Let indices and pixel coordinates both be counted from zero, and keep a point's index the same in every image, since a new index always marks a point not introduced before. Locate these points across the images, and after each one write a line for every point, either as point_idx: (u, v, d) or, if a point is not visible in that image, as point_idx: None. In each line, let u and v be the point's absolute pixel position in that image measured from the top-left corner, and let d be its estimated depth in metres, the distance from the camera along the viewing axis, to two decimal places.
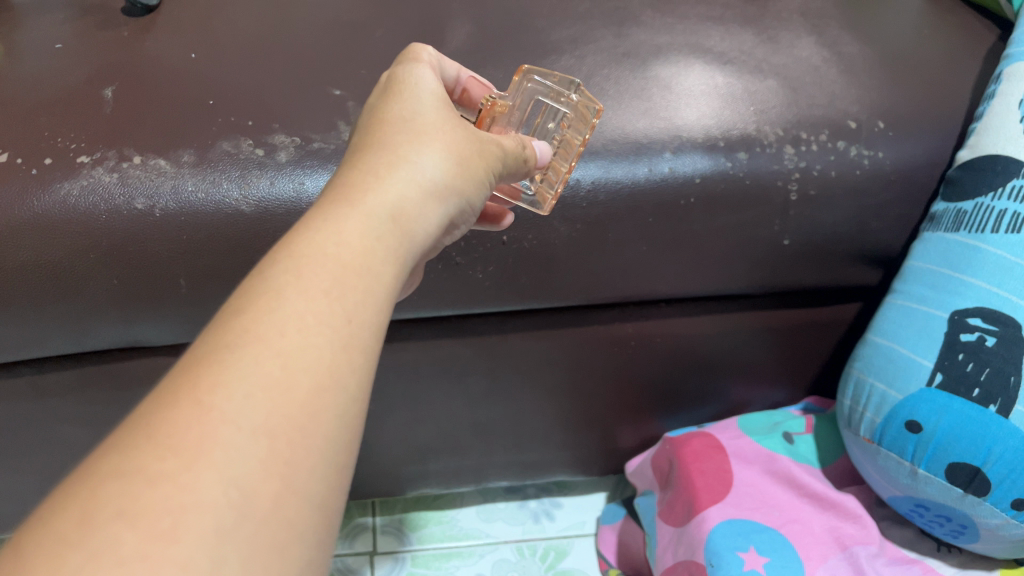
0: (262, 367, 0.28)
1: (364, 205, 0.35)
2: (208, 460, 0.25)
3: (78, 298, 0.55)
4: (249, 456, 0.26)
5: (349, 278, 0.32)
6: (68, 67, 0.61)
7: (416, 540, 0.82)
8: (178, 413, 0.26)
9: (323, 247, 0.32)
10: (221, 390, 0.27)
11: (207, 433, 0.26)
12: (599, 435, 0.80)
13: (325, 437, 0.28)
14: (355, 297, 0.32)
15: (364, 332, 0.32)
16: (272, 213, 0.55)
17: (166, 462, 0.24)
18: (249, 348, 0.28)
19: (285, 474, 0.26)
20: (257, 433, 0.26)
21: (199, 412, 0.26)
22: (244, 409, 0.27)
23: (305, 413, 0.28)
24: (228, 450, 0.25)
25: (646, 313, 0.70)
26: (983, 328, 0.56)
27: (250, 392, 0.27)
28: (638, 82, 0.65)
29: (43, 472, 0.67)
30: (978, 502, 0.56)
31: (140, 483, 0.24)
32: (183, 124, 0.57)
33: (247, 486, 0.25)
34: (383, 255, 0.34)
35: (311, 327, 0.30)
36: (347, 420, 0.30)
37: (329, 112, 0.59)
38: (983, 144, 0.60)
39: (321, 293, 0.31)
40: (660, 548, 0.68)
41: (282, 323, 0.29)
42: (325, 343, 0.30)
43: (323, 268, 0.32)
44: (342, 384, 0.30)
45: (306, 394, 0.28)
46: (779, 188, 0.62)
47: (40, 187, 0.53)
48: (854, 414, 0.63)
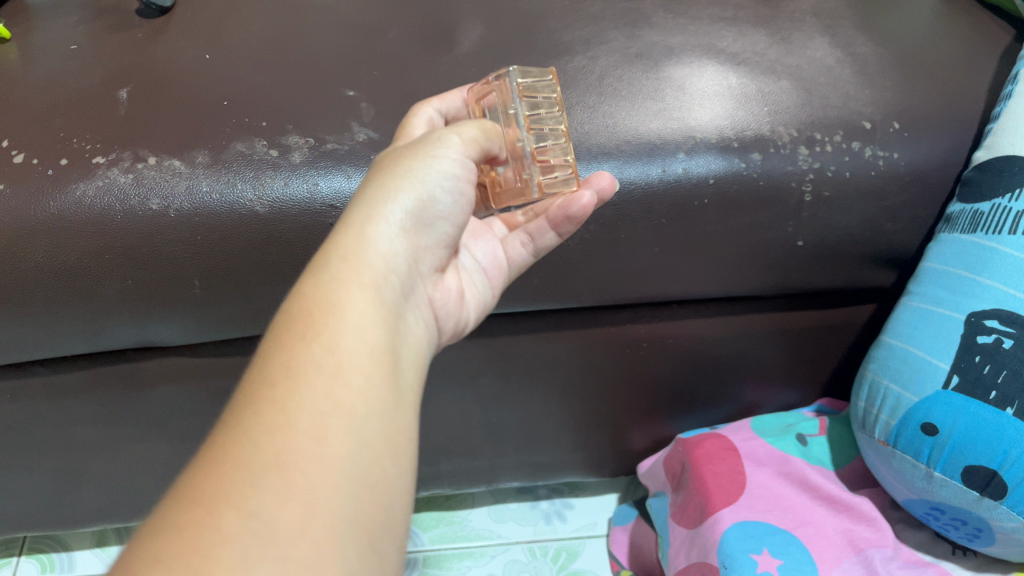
0: (266, 419, 0.32)
1: (335, 254, 0.39)
2: (227, 505, 0.29)
3: (93, 298, 0.55)
4: (262, 492, 0.30)
5: (326, 319, 0.36)
6: (83, 69, 0.61)
7: (428, 541, 0.82)
8: (198, 476, 0.30)
9: (305, 303, 0.36)
10: (233, 446, 0.31)
11: (225, 483, 0.30)
12: (611, 436, 0.80)
13: (335, 460, 0.32)
14: (337, 332, 0.35)
15: (355, 359, 0.35)
16: (286, 214, 0.55)
17: (191, 513, 0.29)
18: (251, 410, 0.32)
19: (304, 500, 0.30)
20: (268, 471, 0.30)
21: (215, 468, 0.30)
22: (253, 454, 0.31)
23: (311, 443, 0.31)
24: (244, 492, 0.29)
25: (658, 314, 0.70)
26: (999, 330, 0.56)
27: (257, 441, 0.31)
28: (652, 83, 0.65)
29: (57, 472, 0.68)
30: (994, 506, 0.56)
31: (172, 534, 0.28)
32: (197, 125, 0.57)
33: (266, 516, 0.29)
34: (360, 290, 0.38)
35: (297, 371, 0.34)
36: (356, 439, 0.33)
37: (342, 113, 0.59)
38: (1000, 145, 0.60)
39: (307, 342, 0.35)
40: (672, 551, 0.68)
41: (276, 378, 0.33)
42: (317, 382, 0.33)
43: (306, 321, 0.36)
44: (343, 413, 0.33)
45: (308, 428, 0.32)
46: (793, 188, 0.62)
47: (56, 188, 0.53)
48: (868, 416, 0.63)
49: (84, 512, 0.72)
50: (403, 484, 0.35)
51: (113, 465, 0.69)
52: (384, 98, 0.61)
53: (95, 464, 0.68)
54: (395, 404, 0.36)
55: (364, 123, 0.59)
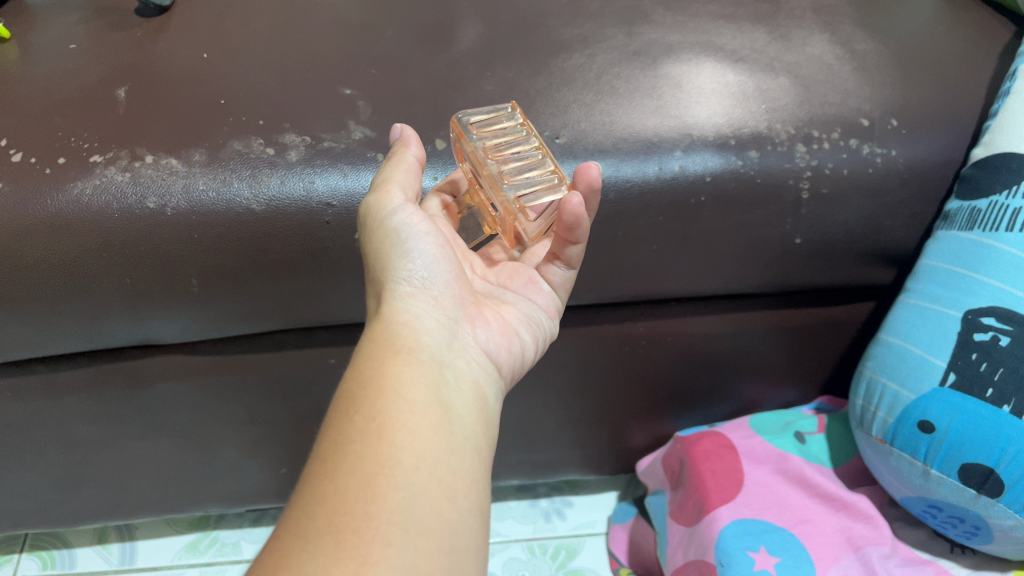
0: (315, 491, 0.34)
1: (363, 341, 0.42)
2: (288, 572, 0.30)
3: (91, 297, 0.55)
4: (319, 553, 0.31)
5: (358, 394, 0.38)
6: (82, 68, 0.61)
7: None
8: (261, 558, 0.32)
9: (342, 390, 0.40)
10: (291, 523, 0.33)
11: (283, 555, 0.31)
12: (610, 434, 0.80)
13: (386, 514, 0.33)
14: (370, 402, 0.38)
15: (394, 419, 0.37)
16: (283, 212, 0.55)
17: None
18: (302, 490, 0.35)
19: (356, 552, 0.31)
20: (321, 534, 0.32)
21: (275, 547, 0.32)
22: (305, 524, 0.32)
23: (360, 502, 0.33)
24: (304, 557, 0.31)
25: (656, 312, 0.70)
26: (996, 328, 0.56)
27: (309, 512, 0.33)
28: (649, 81, 0.65)
29: (56, 469, 0.68)
30: (991, 504, 0.56)
31: None
32: (194, 124, 0.57)
33: (325, 574, 0.30)
34: (385, 360, 0.40)
35: (342, 445, 0.36)
36: (404, 490, 0.34)
37: (339, 112, 0.59)
38: (998, 142, 0.60)
39: (344, 418, 0.37)
40: (670, 548, 0.68)
41: (323, 456, 0.36)
42: (356, 447, 0.36)
43: (344, 403, 0.39)
44: (387, 467, 0.35)
45: (356, 489, 0.34)
46: (790, 186, 0.62)
47: (54, 187, 0.53)
48: (866, 414, 0.63)
49: (85, 509, 0.73)
50: (464, 525, 0.36)
51: (113, 463, 0.69)
52: (381, 96, 0.61)
53: (94, 461, 0.68)
54: (444, 451, 0.37)
55: (361, 122, 0.59)
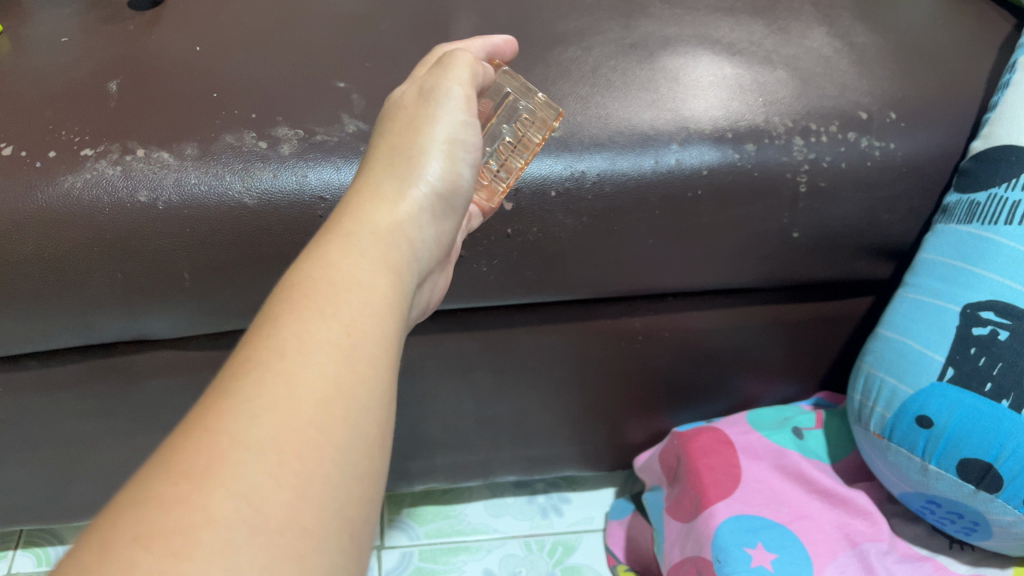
0: (264, 389, 0.30)
1: (345, 230, 0.37)
2: (216, 481, 0.26)
3: (83, 291, 0.55)
4: (257, 470, 0.27)
5: (334, 291, 0.34)
6: (73, 61, 0.61)
7: (424, 535, 0.81)
8: (186, 445, 0.28)
9: (312, 274, 0.35)
10: (228, 416, 0.29)
11: (219, 456, 0.27)
12: (607, 430, 0.79)
13: (334, 448, 0.29)
14: (350, 310, 0.34)
15: (366, 340, 0.33)
16: (275, 206, 0.55)
17: (178, 487, 0.26)
18: (251, 377, 0.30)
19: (296, 483, 0.28)
20: (264, 447, 0.28)
21: (208, 438, 0.28)
22: (249, 430, 0.28)
23: (310, 424, 0.29)
24: (237, 468, 0.27)
25: (654, 307, 0.70)
26: (995, 322, 0.55)
27: (253, 414, 0.29)
28: (646, 74, 0.64)
29: (50, 465, 0.68)
30: (990, 499, 0.55)
31: (155, 508, 0.26)
32: (186, 118, 0.57)
33: (256, 498, 0.27)
34: (369, 268, 0.36)
35: (302, 344, 0.31)
36: (357, 424, 0.31)
37: (333, 105, 0.59)
38: (997, 135, 0.59)
39: (317, 314, 0.33)
40: (667, 544, 0.68)
41: (279, 347, 0.31)
42: (323, 357, 0.31)
43: (314, 291, 0.34)
44: (346, 395, 0.31)
45: (313, 406, 0.30)
46: (788, 179, 0.61)
47: (44, 180, 0.53)
48: (863, 409, 0.63)
49: (79, 505, 0.72)
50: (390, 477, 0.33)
51: (107, 459, 0.69)
52: (375, 89, 0.60)
53: (87, 457, 0.68)
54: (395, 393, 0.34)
55: (354, 115, 0.58)
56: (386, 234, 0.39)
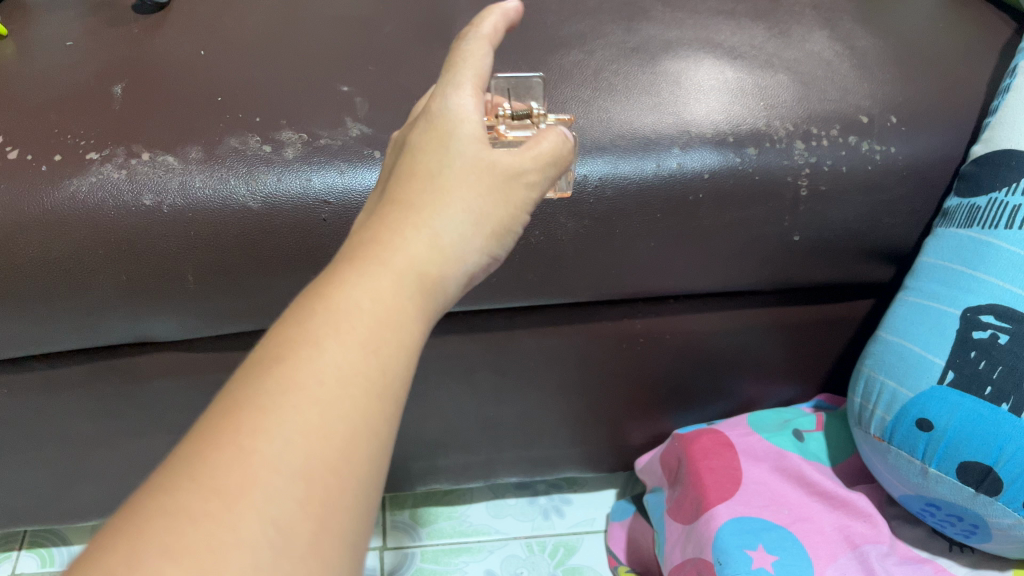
0: (300, 414, 0.29)
1: (390, 267, 0.34)
2: (248, 503, 0.26)
3: (88, 294, 0.55)
4: (285, 498, 0.27)
5: (376, 340, 0.32)
6: (79, 65, 0.61)
7: (426, 536, 0.82)
8: (219, 457, 0.27)
9: (353, 306, 0.32)
10: (261, 435, 0.28)
11: (252, 477, 0.27)
12: (609, 432, 0.80)
13: (355, 484, 0.29)
14: (390, 346, 0.32)
15: (397, 376, 0.32)
16: (279, 209, 0.55)
17: (210, 504, 0.26)
18: (287, 398, 0.29)
19: (320, 514, 0.27)
20: (295, 475, 0.27)
21: (241, 456, 0.27)
22: (281, 453, 0.28)
23: (338, 456, 0.29)
24: (267, 492, 0.27)
25: (655, 310, 0.70)
26: (996, 326, 0.55)
27: (287, 438, 0.28)
28: (648, 77, 0.64)
29: (54, 466, 0.68)
30: (990, 502, 0.56)
31: (185, 522, 0.26)
32: (191, 121, 0.57)
33: (284, 526, 0.27)
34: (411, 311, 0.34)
35: (340, 380, 0.30)
36: (376, 460, 0.30)
37: (337, 108, 0.59)
38: (997, 140, 0.59)
39: (358, 347, 0.31)
40: (668, 546, 0.68)
41: (317, 374, 0.30)
42: (358, 393, 0.30)
43: (357, 324, 0.31)
44: (372, 431, 0.30)
45: (342, 441, 0.29)
46: (789, 183, 0.62)
47: (50, 183, 0.53)
48: (864, 411, 0.63)
49: (83, 505, 0.73)
50: None
51: (111, 460, 0.69)
52: (378, 93, 0.61)
53: (91, 458, 0.68)
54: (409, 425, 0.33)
55: (358, 118, 0.59)
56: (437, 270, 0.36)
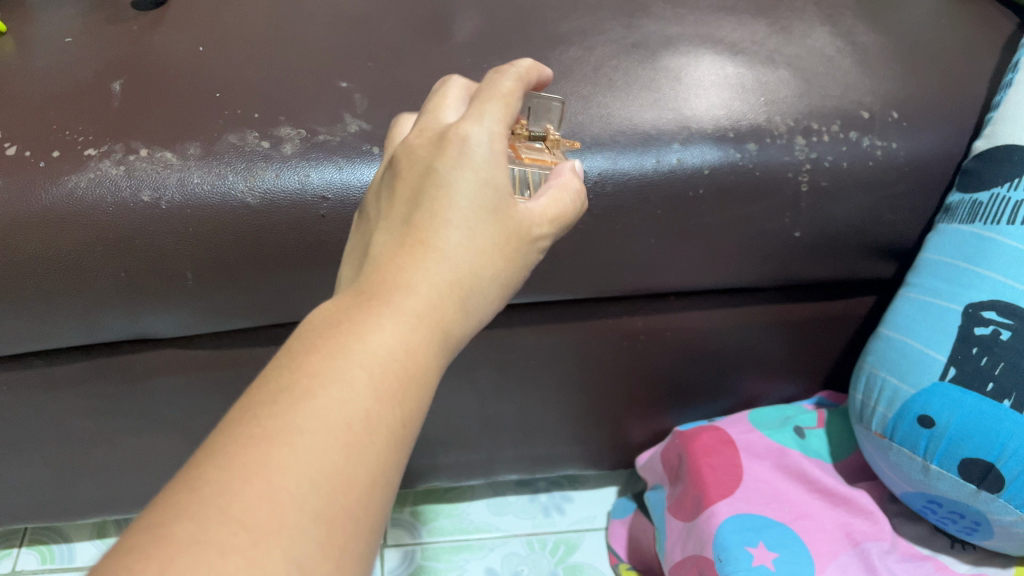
0: (325, 455, 0.29)
1: (405, 312, 0.34)
2: (274, 540, 0.26)
3: (87, 290, 0.55)
4: (308, 539, 0.27)
5: (391, 389, 0.32)
6: (77, 62, 0.61)
7: (426, 534, 0.82)
8: (242, 489, 0.27)
9: (372, 352, 0.32)
10: (288, 474, 0.28)
11: (277, 514, 0.27)
12: (610, 429, 0.80)
13: (363, 523, 0.30)
14: (406, 395, 0.33)
15: (406, 417, 0.33)
16: (277, 206, 0.55)
17: (237, 538, 0.26)
18: (314, 439, 0.29)
19: (336, 557, 0.28)
20: (317, 519, 0.28)
21: (269, 493, 0.27)
22: (306, 495, 0.28)
23: (354, 502, 0.29)
24: (291, 532, 0.27)
25: (656, 307, 0.70)
26: (998, 322, 0.55)
27: (312, 478, 0.28)
28: (648, 73, 0.64)
29: (54, 463, 0.68)
30: (992, 499, 0.55)
31: (212, 555, 0.25)
32: (189, 118, 0.57)
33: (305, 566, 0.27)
34: (425, 355, 0.34)
35: (360, 424, 0.31)
36: (383, 499, 0.31)
37: (335, 104, 0.59)
38: (999, 135, 0.59)
39: (377, 391, 0.32)
40: (669, 544, 0.68)
41: (343, 416, 0.30)
42: (375, 438, 0.31)
43: (378, 368, 0.32)
44: (383, 478, 0.31)
45: (358, 484, 0.30)
46: (790, 179, 0.61)
47: (48, 180, 0.53)
48: (865, 409, 0.63)
49: (82, 503, 0.72)
50: None
51: (111, 457, 0.69)
52: (377, 89, 0.60)
53: (91, 456, 0.68)
54: None
55: (357, 115, 0.58)
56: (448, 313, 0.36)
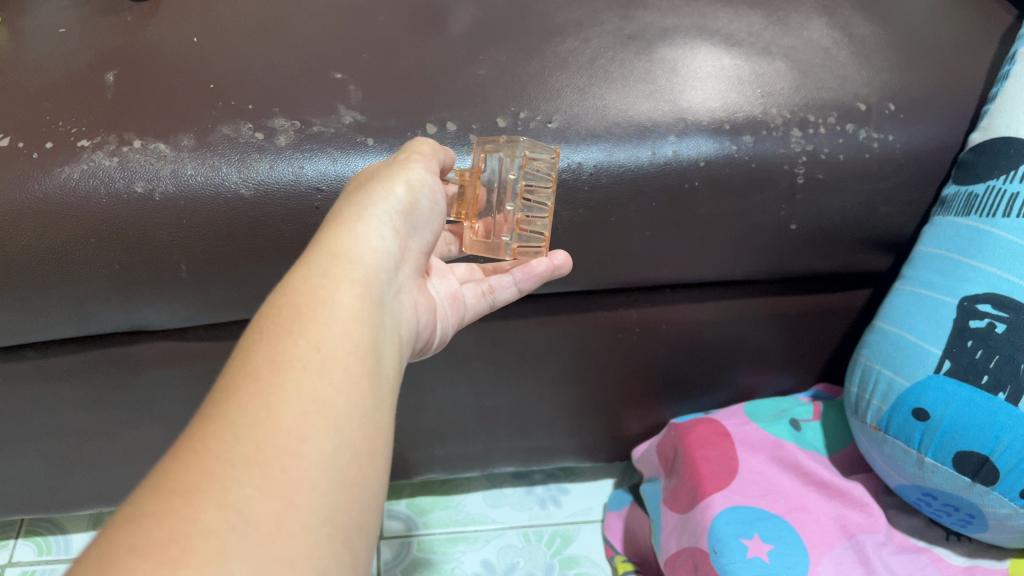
0: (245, 410, 0.31)
1: (314, 286, 0.37)
2: (207, 493, 0.27)
3: (80, 282, 0.55)
4: (244, 485, 0.28)
5: (308, 342, 0.34)
6: (71, 53, 0.61)
7: (422, 526, 0.82)
8: (176, 463, 0.29)
9: (283, 323, 0.35)
10: (212, 437, 0.29)
11: (204, 471, 0.28)
12: (606, 422, 0.80)
13: (312, 463, 0.30)
14: (329, 345, 0.34)
15: (338, 361, 0.34)
16: (271, 197, 0.55)
17: (171, 501, 0.27)
18: (232, 405, 0.31)
19: (282, 496, 0.29)
20: (248, 464, 0.29)
21: (194, 458, 0.29)
22: (233, 447, 0.29)
23: (290, 442, 0.30)
24: (225, 482, 0.28)
25: (651, 299, 0.70)
26: (993, 315, 0.55)
27: (239, 434, 0.30)
28: (643, 65, 0.64)
29: (50, 455, 0.68)
30: (986, 492, 0.55)
31: (148, 521, 0.26)
32: (183, 109, 0.57)
33: (244, 508, 0.28)
34: (346, 315, 0.36)
35: (279, 374, 0.32)
36: (333, 441, 0.32)
37: (330, 96, 0.59)
38: (995, 127, 0.59)
39: (292, 348, 0.34)
40: (664, 536, 0.68)
41: (259, 377, 0.32)
42: (302, 386, 0.32)
43: (292, 332, 0.34)
44: (325, 420, 0.32)
45: (292, 431, 0.31)
46: (785, 171, 0.61)
47: (41, 171, 0.53)
48: (860, 401, 0.63)
49: (78, 495, 0.72)
50: (374, 486, 0.33)
51: (107, 449, 0.69)
52: (372, 80, 0.60)
53: (87, 448, 0.68)
54: (373, 411, 0.35)
55: (352, 106, 0.58)
56: (358, 276, 0.38)
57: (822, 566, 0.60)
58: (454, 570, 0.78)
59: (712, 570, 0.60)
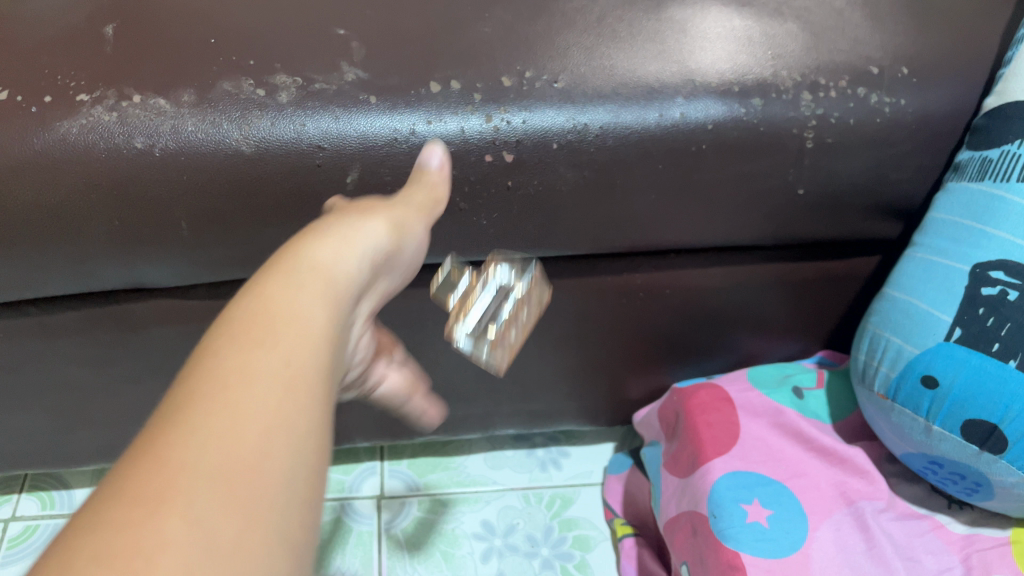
0: (207, 415, 0.28)
1: (284, 283, 0.34)
2: (166, 509, 0.25)
3: (81, 238, 0.55)
4: (208, 498, 0.26)
5: (278, 339, 0.31)
6: (68, 4, 0.59)
7: (424, 486, 0.82)
8: (129, 474, 0.26)
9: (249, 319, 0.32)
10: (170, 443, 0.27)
11: (164, 484, 0.26)
12: (608, 386, 0.80)
13: (280, 474, 0.28)
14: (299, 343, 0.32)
15: (308, 364, 0.32)
16: (273, 154, 0.54)
17: (128, 515, 0.25)
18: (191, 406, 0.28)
19: (250, 507, 0.26)
20: (212, 473, 0.26)
21: (149, 467, 0.26)
22: (195, 455, 0.27)
23: (256, 449, 0.28)
24: (187, 495, 0.25)
25: (655, 264, 0.69)
26: (1005, 282, 0.54)
27: (199, 441, 0.27)
28: (653, 24, 0.62)
29: (52, 411, 0.68)
30: (994, 460, 0.55)
31: (107, 537, 0.24)
32: (183, 64, 0.56)
33: (207, 524, 0.25)
34: (315, 313, 0.34)
35: (244, 372, 0.30)
36: (303, 450, 0.29)
37: (332, 52, 0.57)
38: (1011, 91, 0.57)
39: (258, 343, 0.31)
40: (664, 499, 0.68)
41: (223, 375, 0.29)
42: (269, 387, 0.30)
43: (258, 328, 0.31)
44: (292, 424, 0.29)
45: (256, 435, 0.28)
46: (794, 135, 0.60)
47: (39, 126, 0.52)
48: (868, 369, 0.62)
49: (81, 451, 0.73)
50: None
51: (109, 406, 0.69)
52: (375, 36, 0.59)
53: (89, 405, 0.68)
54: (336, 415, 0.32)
55: (354, 63, 0.57)
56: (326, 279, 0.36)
57: (821, 531, 0.60)
58: (454, 530, 0.79)
59: (710, 535, 0.61)
